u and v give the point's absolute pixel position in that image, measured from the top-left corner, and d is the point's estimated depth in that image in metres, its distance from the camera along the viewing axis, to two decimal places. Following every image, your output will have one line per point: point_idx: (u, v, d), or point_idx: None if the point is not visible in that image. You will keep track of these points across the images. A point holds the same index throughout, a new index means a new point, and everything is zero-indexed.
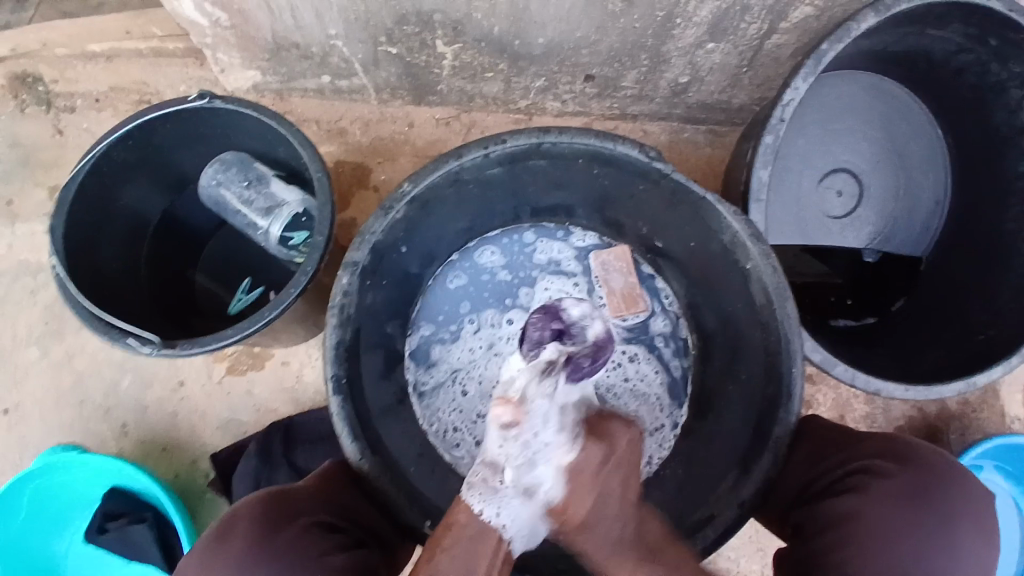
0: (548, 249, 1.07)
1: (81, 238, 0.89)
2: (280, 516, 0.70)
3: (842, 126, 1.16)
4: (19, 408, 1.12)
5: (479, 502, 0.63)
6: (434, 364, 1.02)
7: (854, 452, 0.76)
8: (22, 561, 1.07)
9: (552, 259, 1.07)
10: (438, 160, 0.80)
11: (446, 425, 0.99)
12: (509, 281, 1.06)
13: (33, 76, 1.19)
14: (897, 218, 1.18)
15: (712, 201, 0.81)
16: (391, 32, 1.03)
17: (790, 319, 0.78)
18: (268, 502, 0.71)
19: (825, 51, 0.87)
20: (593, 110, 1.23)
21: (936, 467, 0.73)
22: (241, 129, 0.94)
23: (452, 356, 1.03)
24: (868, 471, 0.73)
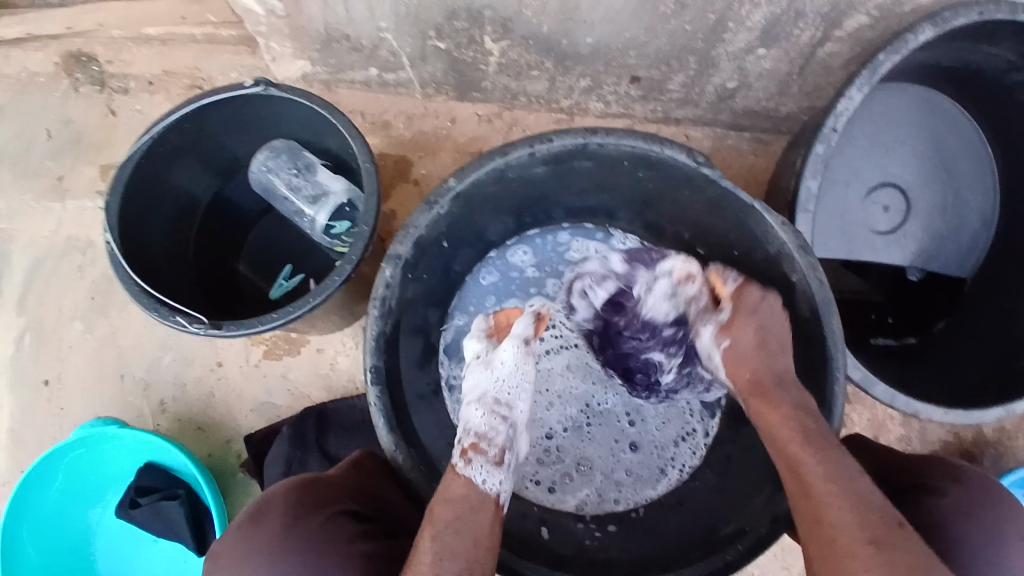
0: (583, 248, 1.05)
1: (133, 217, 0.91)
2: (311, 502, 0.71)
3: (890, 139, 1.13)
4: (61, 379, 1.15)
5: (477, 469, 0.72)
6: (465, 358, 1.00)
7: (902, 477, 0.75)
8: (58, 532, 1.09)
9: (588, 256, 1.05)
10: (483, 156, 0.80)
11: None
12: (538, 278, 1.06)
13: (87, 55, 1.23)
14: (944, 235, 1.15)
15: (760, 210, 0.80)
16: (440, 27, 1.03)
17: (835, 336, 0.76)
18: (301, 487, 0.72)
19: (881, 62, 0.86)
20: (636, 112, 1.23)
21: (987, 487, 0.71)
22: (292, 116, 0.95)
23: None
24: (921, 491, 0.72)
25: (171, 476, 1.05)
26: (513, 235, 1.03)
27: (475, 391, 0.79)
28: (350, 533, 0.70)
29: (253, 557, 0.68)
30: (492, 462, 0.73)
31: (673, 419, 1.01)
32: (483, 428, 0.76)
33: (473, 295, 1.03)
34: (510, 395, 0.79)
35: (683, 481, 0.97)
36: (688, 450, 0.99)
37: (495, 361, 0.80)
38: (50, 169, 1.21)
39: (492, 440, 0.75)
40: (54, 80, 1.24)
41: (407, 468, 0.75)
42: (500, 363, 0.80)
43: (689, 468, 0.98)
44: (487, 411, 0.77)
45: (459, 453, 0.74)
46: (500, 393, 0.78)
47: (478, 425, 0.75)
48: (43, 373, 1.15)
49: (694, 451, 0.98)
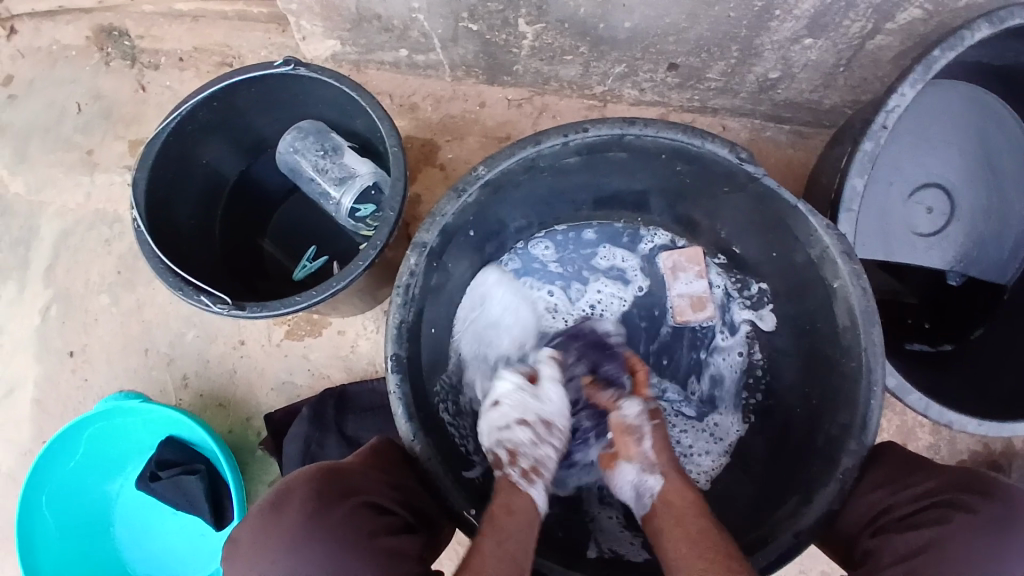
0: (611, 255, 1.03)
1: (159, 195, 0.91)
2: (335, 490, 0.69)
3: (938, 138, 1.08)
4: (86, 351, 1.16)
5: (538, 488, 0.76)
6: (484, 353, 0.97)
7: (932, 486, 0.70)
8: (80, 497, 1.11)
9: (615, 264, 1.03)
10: (515, 145, 0.78)
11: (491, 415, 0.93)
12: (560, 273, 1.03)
13: (119, 31, 1.22)
14: (988, 239, 1.09)
15: (803, 210, 0.77)
16: (473, 8, 1.00)
17: (875, 346, 0.73)
18: (323, 477, 0.70)
19: (936, 57, 0.81)
20: (672, 100, 1.19)
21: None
22: (320, 97, 0.94)
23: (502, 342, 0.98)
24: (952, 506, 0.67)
25: (192, 450, 1.06)
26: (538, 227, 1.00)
27: (520, 415, 0.80)
28: (376, 522, 0.68)
29: (277, 546, 0.66)
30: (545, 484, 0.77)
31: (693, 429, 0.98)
32: (535, 450, 0.79)
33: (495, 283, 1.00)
34: (556, 422, 0.83)
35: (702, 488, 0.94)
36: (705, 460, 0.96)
37: (542, 393, 0.84)
38: (80, 142, 1.22)
39: (544, 462, 0.79)
40: (86, 54, 1.24)
41: (424, 456, 0.74)
42: (546, 400, 0.84)
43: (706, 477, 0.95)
44: (540, 436, 0.80)
45: (519, 472, 0.76)
46: (550, 420, 0.82)
47: (532, 448, 0.78)
48: (68, 344, 1.16)
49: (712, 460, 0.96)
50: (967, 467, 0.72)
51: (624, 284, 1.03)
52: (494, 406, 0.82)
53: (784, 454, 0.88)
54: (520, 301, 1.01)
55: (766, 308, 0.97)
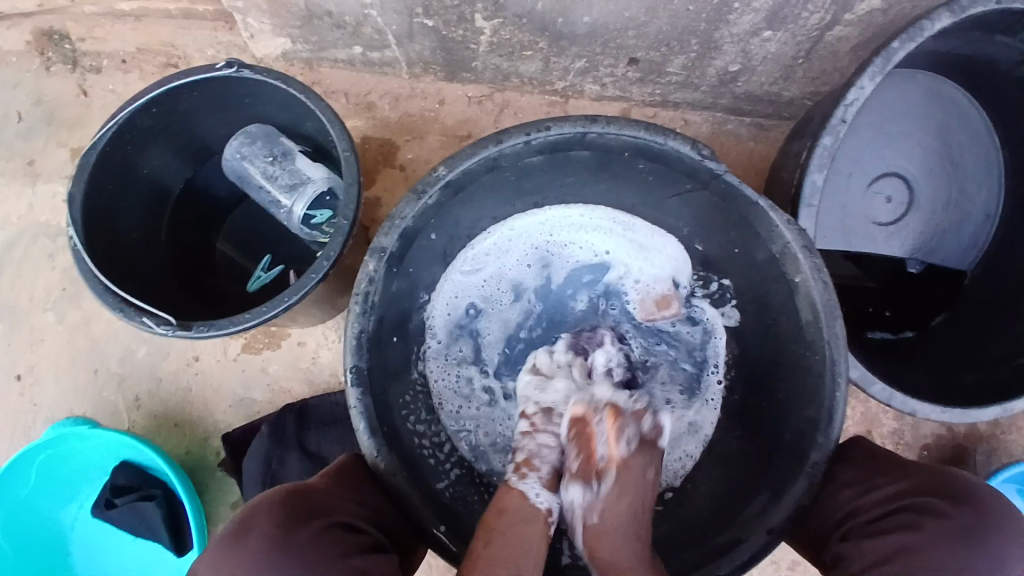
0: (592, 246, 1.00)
1: (99, 207, 0.86)
2: (300, 512, 0.65)
3: (896, 129, 1.09)
4: (33, 371, 1.10)
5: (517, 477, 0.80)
6: (462, 342, 0.97)
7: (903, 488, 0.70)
8: (32, 527, 1.06)
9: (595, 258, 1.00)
10: (475, 145, 0.76)
11: (461, 408, 0.95)
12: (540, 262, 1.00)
13: (59, 33, 1.15)
14: (947, 228, 1.11)
15: (764, 206, 0.78)
16: (428, 4, 0.97)
17: (838, 340, 0.74)
18: (286, 499, 0.66)
19: (894, 50, 0.80)
20: (634, 96, 1.17)
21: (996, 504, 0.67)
22: (267, 99, 0.90)
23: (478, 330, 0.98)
24: (922, 510, 0.67)
25: (146, 473, 1.01)
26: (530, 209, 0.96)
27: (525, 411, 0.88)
28: (347, 540, 0.65)
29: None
30: (544, 479, 0.80)
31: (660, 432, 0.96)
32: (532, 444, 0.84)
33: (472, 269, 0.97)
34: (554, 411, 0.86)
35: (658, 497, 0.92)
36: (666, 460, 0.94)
37: (547, 385, 0.89)
38: (19, 151, 1.15)
39: (542, 452, 0.83)
40: (23, 57, 1.17)
41: (388, 471, 0.72)
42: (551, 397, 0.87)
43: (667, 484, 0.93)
44: (534, 428, 0.85)
45: (513, 469, 0.81)
46: (553, 414, 0.86)
47: (529, 442, 0.84)
48: (14, 365, 1.10)
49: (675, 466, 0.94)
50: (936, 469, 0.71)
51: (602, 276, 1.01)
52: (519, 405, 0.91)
53: (749, 451, 0.88)
54: (500, 285, 0.99)
55: (730, 304, 0.95)
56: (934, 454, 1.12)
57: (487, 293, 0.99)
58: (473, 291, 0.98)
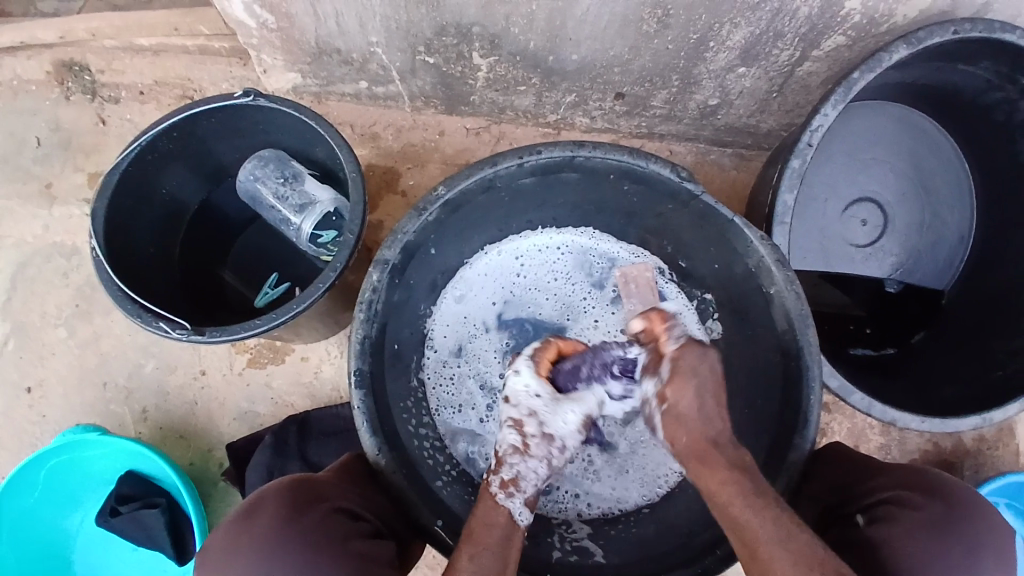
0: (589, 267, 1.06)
1: (119, 223, 0.91)
2: (305, 499, 0.70)
3: (870, 157, 1.16)
4: (42, 386, 1.14)
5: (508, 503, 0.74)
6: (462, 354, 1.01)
7: (879, 485, 0.74)
8: (34, 537, 1.07)
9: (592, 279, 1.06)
10: (473, 166, 0.83)
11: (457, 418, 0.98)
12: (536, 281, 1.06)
13: (79, 64, 1.24)
14: (923, 250, 1.17)
15: (739, 224, 0.84)
16: (430, 42, 1.06)
17: (811, 346, 0.79)
18: (294, 485, 0.71)
19: (855, 80, 0.88)
20: (622, 127, 1.25)
21: (964, 498, 0.70)
22: (281, 126, 0.97)
23: (477, 345, 1.02)
24: (898, 502, 0.70)
25: (151, 484, 1.04)
26: (524, 230, 1.03)
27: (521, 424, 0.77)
28: (348, 526, 0.69)
29: (248, 552, 0.65)
30: (528, 499, 0.75)
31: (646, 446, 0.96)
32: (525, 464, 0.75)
33: (473, 286, 1.03)
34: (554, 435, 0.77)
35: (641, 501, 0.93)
36: (652, 468, 0.95)
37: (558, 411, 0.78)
38: (39, 175, 1.22)
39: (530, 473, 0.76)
40: (44, 87, 1.25)
41: (388, 469, 0.76)
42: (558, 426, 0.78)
43: (653, 490, 0.94)
44: (531, 448, 0.76)
45: (498, 484, 0.75)
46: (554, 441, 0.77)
47: (521, 460, 0.76)
48: (24, 379, 1.14)
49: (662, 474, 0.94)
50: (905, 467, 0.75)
51: (598, 295, 1.05)
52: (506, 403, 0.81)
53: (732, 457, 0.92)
54: (499, 305, 1.04)
55: (712, 318, 1.00)
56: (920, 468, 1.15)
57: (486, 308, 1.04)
58: (467, 313, 1.03)
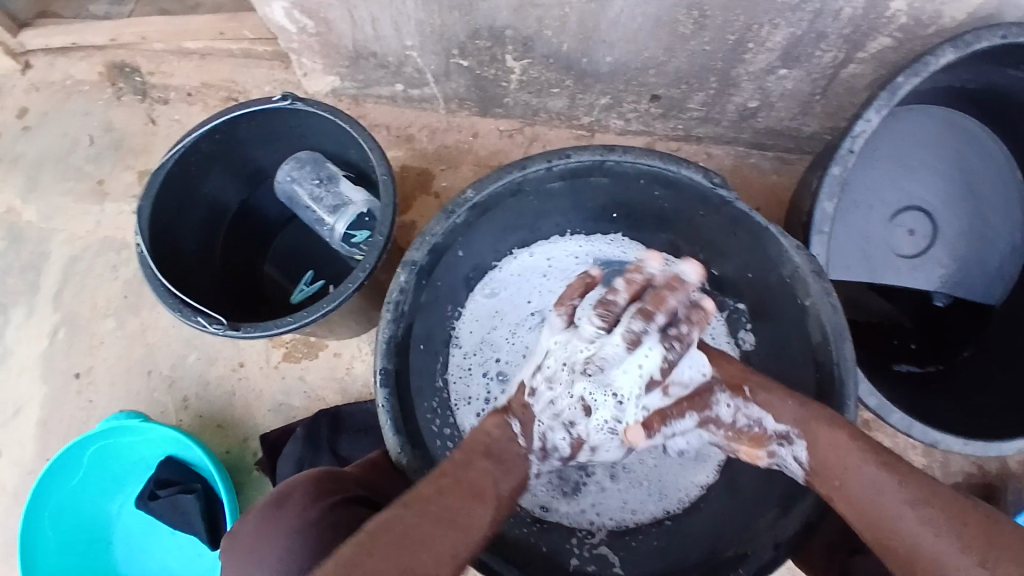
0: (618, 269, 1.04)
1: (163, 222, 0.95)
2: (328, 491, 0.70)
3: (917, 163, 1.11)
4: (90, 374, 1.20)
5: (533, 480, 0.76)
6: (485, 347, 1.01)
7: None
8: (79, 516, 1.13)
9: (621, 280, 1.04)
10: (501, 170, 0.83)
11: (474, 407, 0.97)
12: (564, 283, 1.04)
13: (131, 67, 1.31)
14: (974, 261, 1.11)
15: (774, 233, 0.82)
16: (464, 45, 1.06)
17: (846, 359, 0.76)
18: (317, 476, 0.72)
19: (899, 84, 0.85)
20: (657, 130, 1.23)
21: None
22: (317, 130, 0.99)
23: (501, 338, 1.02)
24: None
25: (189, 470, 1.08)
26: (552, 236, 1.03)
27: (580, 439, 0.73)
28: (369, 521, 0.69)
29: (274, 542, 0.67)
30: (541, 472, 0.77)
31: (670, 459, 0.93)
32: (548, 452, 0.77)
33: (499, 281, 1.03)
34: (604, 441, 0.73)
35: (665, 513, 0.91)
36: (679, 478, 0.92)
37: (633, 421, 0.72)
38: (90, 173, 1.28)
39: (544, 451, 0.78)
40: (97, 89, 1.31)
41: (411, 468, 0.76)
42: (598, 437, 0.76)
43: (677, 504, 0.91)
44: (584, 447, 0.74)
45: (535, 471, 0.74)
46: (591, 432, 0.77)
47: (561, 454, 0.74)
48: (74, 367, 1.20)
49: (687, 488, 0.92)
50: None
51: None
52: (583, 414, 0.71)
53: None
54: (523, 305, 1.04)
55: (745, 328, 0.97)
56: (965, 490, 1.10)
57: (513, 307, 1.04)
58: (495, 316, 1.03)
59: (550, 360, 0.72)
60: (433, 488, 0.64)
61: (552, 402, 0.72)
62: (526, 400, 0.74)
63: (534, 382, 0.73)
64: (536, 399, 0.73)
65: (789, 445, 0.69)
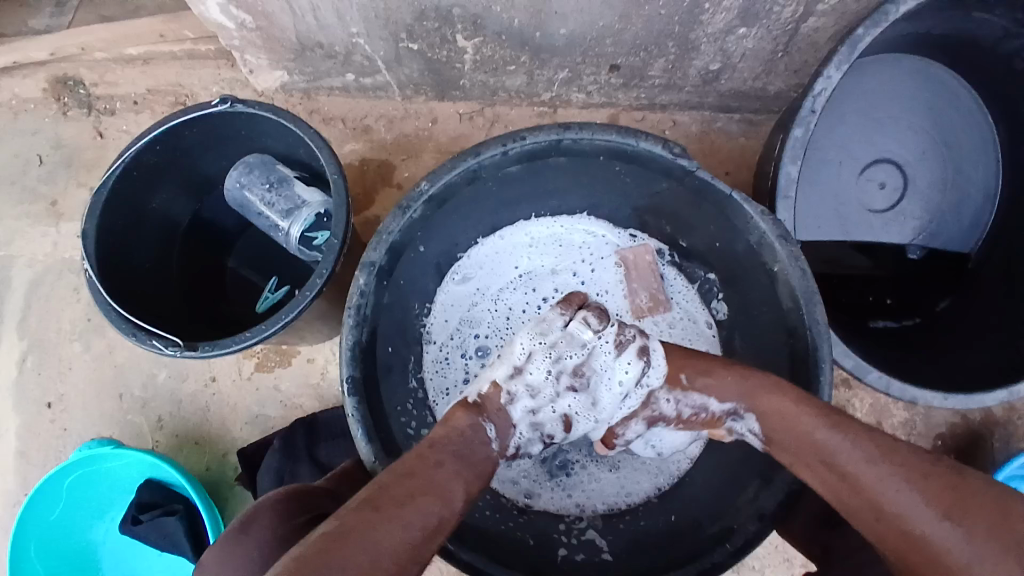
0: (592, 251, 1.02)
1: (112, 241, 0.92)
2: (297, 509, 0.69)
3: (886, 115, 1.08)
4: (62, 400, 1.17)
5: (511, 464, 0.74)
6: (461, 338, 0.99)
7: None
8: (63, 545, 1.12)
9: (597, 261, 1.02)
10: (455, 158, 0.80)
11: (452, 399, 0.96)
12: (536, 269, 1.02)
13: (74, 79, 1.24)
14: (946, 211, 1.10)
15: (738, 200, 0.79)
16: (411, 28, 1.02)
17: (819, 324, 0.74)
18: (288, 496, 0.71)
19: (859, 37, 0.82)
20: (620, 101, 1.19)
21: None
22: (264, 131, 0.95)
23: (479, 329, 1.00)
24: None
25: (170, 491, 1.07)
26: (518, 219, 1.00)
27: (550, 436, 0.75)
28: None
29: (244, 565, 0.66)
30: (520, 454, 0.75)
31: None
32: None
33: (471, 272, 1.01)
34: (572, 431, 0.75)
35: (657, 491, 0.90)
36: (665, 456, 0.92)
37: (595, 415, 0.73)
38: (43, 193, 1.24)
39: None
40: (42, 105, 1.26)
41: None
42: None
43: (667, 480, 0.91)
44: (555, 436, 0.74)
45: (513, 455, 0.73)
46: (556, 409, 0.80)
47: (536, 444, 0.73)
48: (45, 394, 1.18)
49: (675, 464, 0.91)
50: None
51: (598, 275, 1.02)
52: (563, 428, 0.73)
53: None
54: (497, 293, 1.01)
55: (717, 299, 0.96)
56: (949, 442, 1.10)
57: (486, 296, 1.01)
58: (474, 303, 1.01)
59: (533, 369, 0.69)
60: (402, 491, 0.57)
61: (530, 411, 0.71)
62: (501, 404, 0.69)
63: (511, 388, 0.69)
64: (513, 404, 0.69)
65: (740, 419, 0.71)
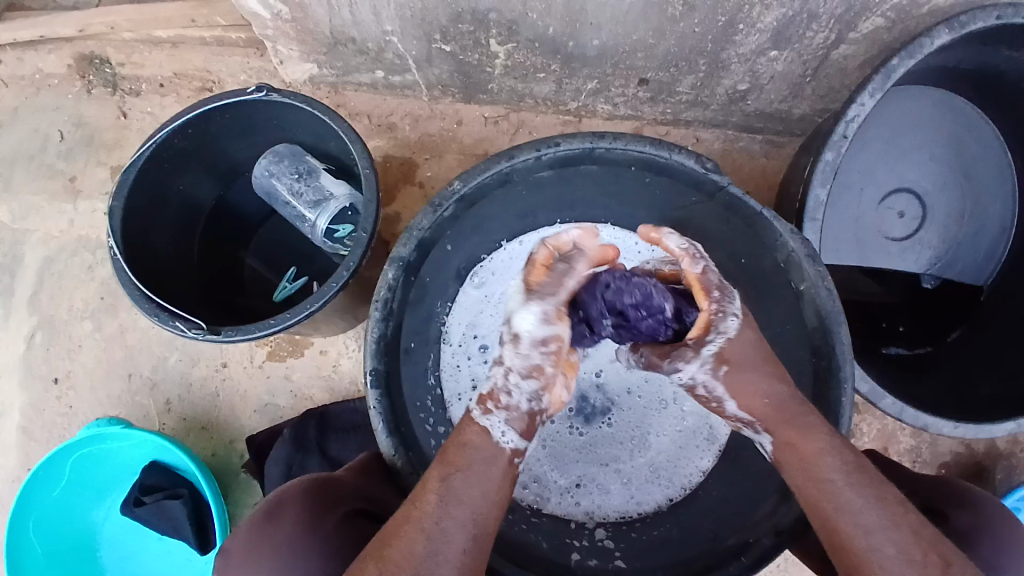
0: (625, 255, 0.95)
1: (136, 220, 0.92)
2: (323, 503, 0.70)
3: (908, 143, 1.09)
4: (69, 378, 1.16)
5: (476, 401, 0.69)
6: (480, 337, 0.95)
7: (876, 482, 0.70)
8: (64, 525, 1.11)
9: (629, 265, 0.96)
10: (489, 160, 0.80)
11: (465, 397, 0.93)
12: None
13: (100, 58, 1.24)
14: (963, 242, 1.11)
15: (768, 217, 0.81)
16: (445, 30, 1.03)
17: (844, 346, 0.75)
18: (314, 483, 0.71)
19: (894, 66, 0.83)
20: (645, 114, 1.20)
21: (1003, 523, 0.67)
22: (296, 121, 0.96)
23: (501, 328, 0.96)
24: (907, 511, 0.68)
25: (175, 474, 1.06)
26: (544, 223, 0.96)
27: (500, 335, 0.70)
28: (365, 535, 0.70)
29: (269, 556, 0.66)
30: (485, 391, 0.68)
31: (667, 449, 0.92)
32: (501, 375, 0.68)
33: (494, 272, 0.97)
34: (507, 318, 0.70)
35: (670, 503, 0.89)
36: (680, 469, 0.90)
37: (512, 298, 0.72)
38: (63, 170, 1.23)
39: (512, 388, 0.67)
40: (67, 82, 1.25)
41: (405, 469, 0.75)
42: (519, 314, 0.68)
43: (681, 494, 0.89)
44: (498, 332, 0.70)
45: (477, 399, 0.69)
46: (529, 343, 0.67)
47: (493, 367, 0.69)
48: (53, 371, 1.17)
49: (689, 479, 0.89)
50: (949, 493, 0.72)
51: None
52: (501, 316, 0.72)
53: None
54: None
55: None
56: (953, 471, 1.11)
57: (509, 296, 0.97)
58: (484, 309, 0.96)
59: None
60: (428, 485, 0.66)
61: None
62: None
63: None
64: None
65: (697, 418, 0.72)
